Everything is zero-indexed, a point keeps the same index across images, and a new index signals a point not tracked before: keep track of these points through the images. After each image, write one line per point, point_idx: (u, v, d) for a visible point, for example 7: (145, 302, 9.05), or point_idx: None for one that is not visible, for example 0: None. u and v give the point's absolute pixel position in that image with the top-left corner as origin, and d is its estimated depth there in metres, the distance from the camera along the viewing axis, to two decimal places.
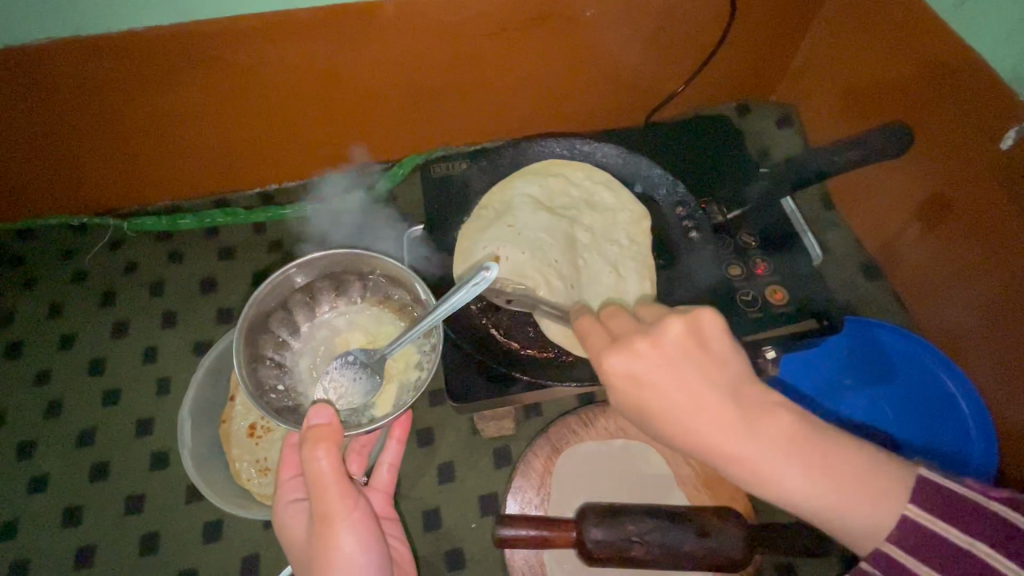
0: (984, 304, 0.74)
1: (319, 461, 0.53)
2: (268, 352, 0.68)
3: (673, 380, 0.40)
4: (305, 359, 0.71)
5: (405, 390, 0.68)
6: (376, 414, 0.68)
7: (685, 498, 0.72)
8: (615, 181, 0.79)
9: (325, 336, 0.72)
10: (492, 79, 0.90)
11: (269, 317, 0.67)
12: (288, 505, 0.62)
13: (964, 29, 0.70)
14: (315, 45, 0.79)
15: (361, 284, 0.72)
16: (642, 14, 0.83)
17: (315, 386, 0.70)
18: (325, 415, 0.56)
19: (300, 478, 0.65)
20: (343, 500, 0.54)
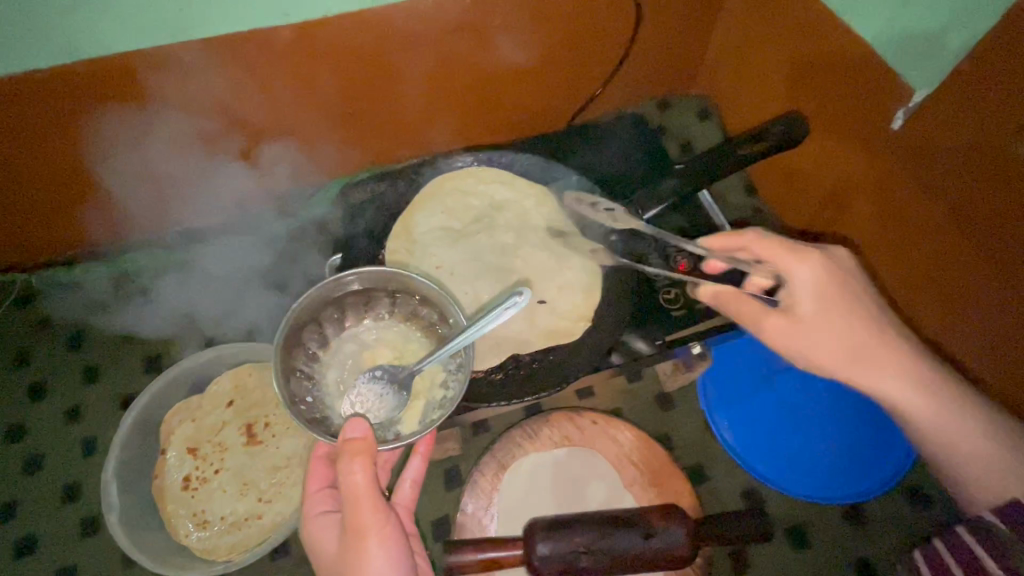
0: (904, 277, 0.77)
1: (356, 474, 0.52)
2: (298, 364, 0.62)
3: (836, 299, 0.53)
4: (332, 373, 0.66)
5: (432, 407, 0.63)
6: (402, 431, 0.63)
7: (633, 499, 0.73)
8: (509, 176, 0.76)
9: (352, 351, 0.67)
10: (407, 93, 0.88)
11: (303, 328, 0.62)
12: (317, 517, 0.59)
13: (850, 17, 0.73)
14: (219, 74, 0.75)
15: (390, 298, 0.66)
16: (549, 19, 0.83)
17: (340, 402, 0.64)
18: (360, 429, 0.54)
19: (326, 491, 0.62)
20: (375, 514, 0.52)
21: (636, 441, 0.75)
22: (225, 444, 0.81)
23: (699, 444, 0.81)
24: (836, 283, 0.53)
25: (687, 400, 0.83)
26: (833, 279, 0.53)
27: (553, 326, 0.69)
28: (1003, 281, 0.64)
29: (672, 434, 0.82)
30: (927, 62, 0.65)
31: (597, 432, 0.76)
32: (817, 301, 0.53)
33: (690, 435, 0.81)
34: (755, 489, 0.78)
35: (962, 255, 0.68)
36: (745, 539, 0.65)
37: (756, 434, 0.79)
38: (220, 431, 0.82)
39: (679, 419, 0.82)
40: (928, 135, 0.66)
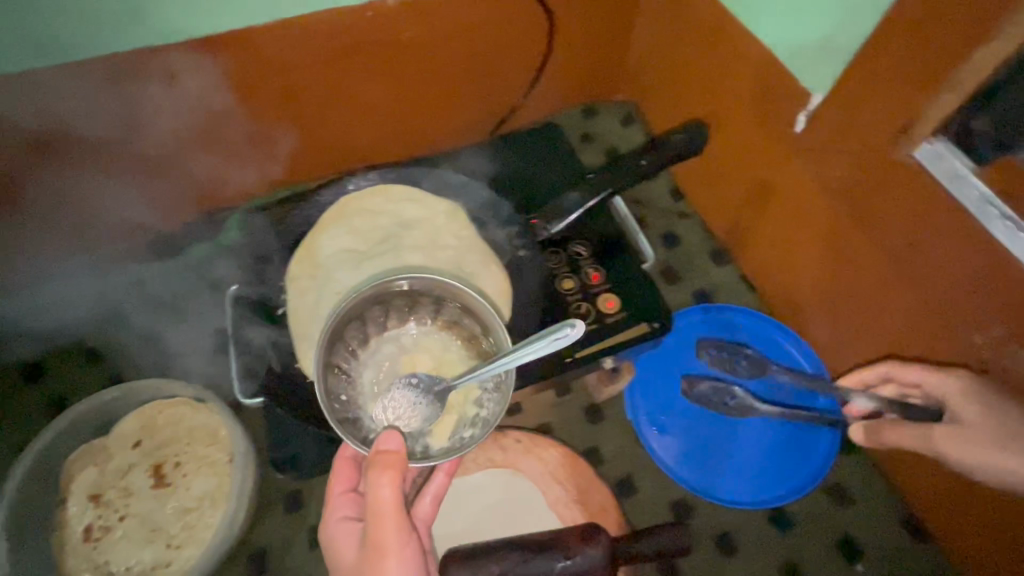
0: (821, 282, 0.77)
1: (382, 489, 0.50)
2: (337, 360, 0.60)
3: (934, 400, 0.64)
4: (369, 373, 0.64)
5: (463, 425, 0.60)
6: (430, 444, 0.60)
7: (558, 518, 0.71)
8: (418, 192, 0.74)
9: (392, 354, 0.65)
10: (318, 110, 0.85)
11: (347, 326, 0.60)
12: (338, 523, 0.58)
13: (751, 22, 0.73)
14: (109, 97, 0.71)
15: (434, 306, 0.63)
16: (460, 29, 0.82)
17: (374, 405, 0.62)
18: (395, 441, 0.52)
19: (350, 494, 0.60)
20: (399, 533, 0.51)
21: (561, 458, 0.74)
22: (130, 488, 0.76)
23: (628, 455, 0.80)
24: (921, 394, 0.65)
25: (616, 411, 0.82)
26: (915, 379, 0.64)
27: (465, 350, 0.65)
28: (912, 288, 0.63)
29: (602, 447, 0.80)
30: (822, 66, 0.66)
31: (522, 451, 0.74)
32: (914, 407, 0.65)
33: (620, 447, 0.80)
34: (683, 498, 0.77)
35: (869, 258, 0.67)
36: (664, 553, 0.64)
37: (683, 441, 0.79)
38: (125, 475, 0.77)
39: (607, 431, 0.81)
40: (823, 139, 0.66)
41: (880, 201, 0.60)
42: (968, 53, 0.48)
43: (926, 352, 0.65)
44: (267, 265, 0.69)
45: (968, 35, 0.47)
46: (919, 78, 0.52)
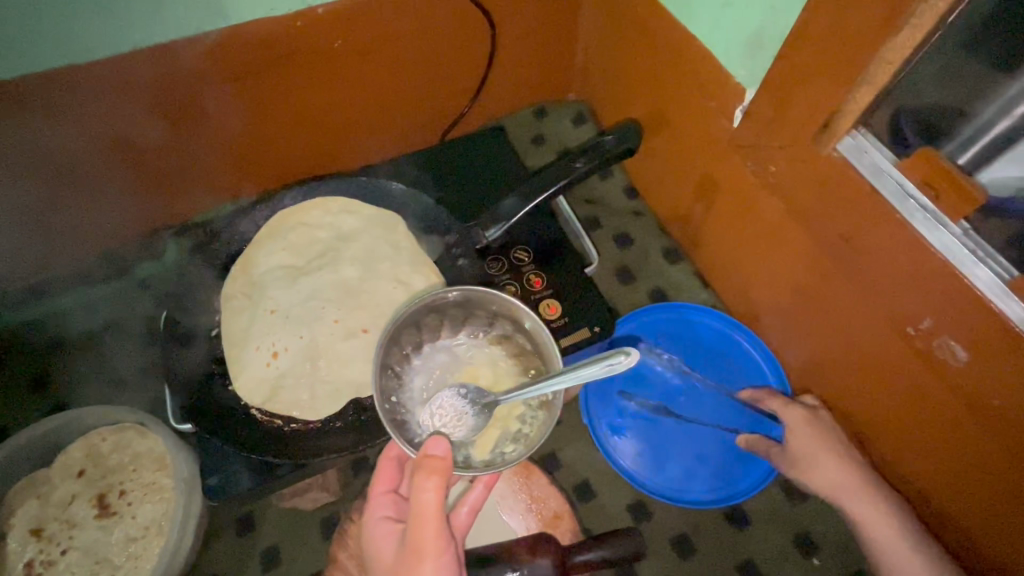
0: (770, 280, 0.77)
1: (426, 493, 0.48)
2: (392, 362, 0.58)
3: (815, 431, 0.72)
4: (419, 379, 0.62)
5: (505, 440, 0.58)
6: (472, 455, 0.58)
7: (512, 529, 0.70)
8: (357, 204, 0.72)
9: (445, 362, 0.63)
10: (256, 122, 0.83)
11: (405, 329, 0.58)
12: (379, 523, 0.57)
13: (686, 18, 0.73)
14: (24, 122, 0.69)
15: (486, 318, 0.61)
16: (397, 36, 0.80)
17: (421, 410, 0.60)
18: (441, 446, 0.49)
19: (390, 495, 0.59)
20: (437, 540, 0.49)
21: (515, 466, 0.73)
22: (73, 520, 0.74)
23: (585, 460, 0.79)
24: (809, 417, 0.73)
25: (572, 415, 0.82)
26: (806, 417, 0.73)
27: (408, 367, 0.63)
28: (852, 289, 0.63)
29: (558, 452, 0.79)
30: (754, 60, 0.66)
31: None
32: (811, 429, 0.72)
33: (576, 451, 0.79)
34: (641, 501, 0.77)
35: (817, 259, 0.66)
36: (616, 560, 0.64)
37: (643, 444, 0.78)
38: (68, 505, 0.75)
39: (564, 435, 0.80)
40: (757, 134, 0.66)
41: (814, 197, 0.60)
42: (883, 43, 0.48)
43: (866, 352, 0.66)
44: (200, 284, 0.67)
45: (882, 26, 0.47)
46: (839, 69, 0.52)
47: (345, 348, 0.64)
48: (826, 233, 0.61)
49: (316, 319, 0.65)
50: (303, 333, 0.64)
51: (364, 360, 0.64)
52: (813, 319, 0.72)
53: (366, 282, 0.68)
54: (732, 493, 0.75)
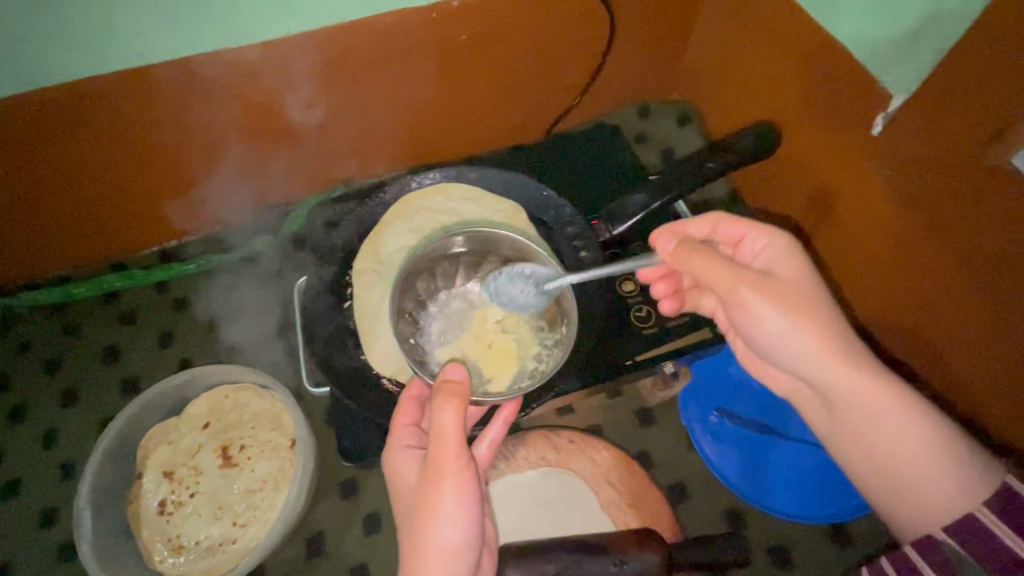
0: (879, 296, 0.75)
1: (447, 414, 0.49)
2: (408, 306, 0.66)
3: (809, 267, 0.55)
4: (436, 325, 0.68)
5: (522, 375, 0.64)
6: (489, 391, 0.63)
7: (610, 522, 0.71)
8: (479, 191, 0.75)
9: (460, 308, 0.68)
10: (378, 109, 0.87)
11: (418, 275, 0.66)
12: (400, 451, 0.55)
13: (825, 21, 0.71)
14: (179, 94, 0.74)
15: (500, 264, 0.69)
16: (520, 28, 0.82)
17: (438, 352, 0.65)
18: (458, 374, 0.52)
19: (414, 427, 0.57)
20: (457, 458, 0.49)
21: (613, 460, 0.74)
22: (200, 467, 0.80)
23: (681, 462, 0.79)
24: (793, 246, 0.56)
25: (668, 416, 0.82)
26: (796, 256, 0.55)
27: (525, 348, 0.66)
28: (979, 313, 0.61)
29: (653, 451, 0.80)
30: (903, 66, 0.63)
31: (573, 451, 0.74)
32: (804, 266, 0.55)
33: (671, 452, 0.79)
34: (736, 508, 0.76)
35: (940, 277, 0.64)
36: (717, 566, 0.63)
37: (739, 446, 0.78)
38: (195, 454, 0.81)
39: (659, 435, 0.81)
40: (908, 140, 0.63)
41: (966, 200, 0.58)
42: None
43: (988, 383, 0.63)
44: (333, 259, 0.71)
45: None
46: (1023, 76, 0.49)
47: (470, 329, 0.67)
48: (966, 248, 0.60)
49: (443, 299, 0.69)
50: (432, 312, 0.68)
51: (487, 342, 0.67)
52: (921, 337, 0.70)
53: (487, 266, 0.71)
54: (829, 511, 0.73)
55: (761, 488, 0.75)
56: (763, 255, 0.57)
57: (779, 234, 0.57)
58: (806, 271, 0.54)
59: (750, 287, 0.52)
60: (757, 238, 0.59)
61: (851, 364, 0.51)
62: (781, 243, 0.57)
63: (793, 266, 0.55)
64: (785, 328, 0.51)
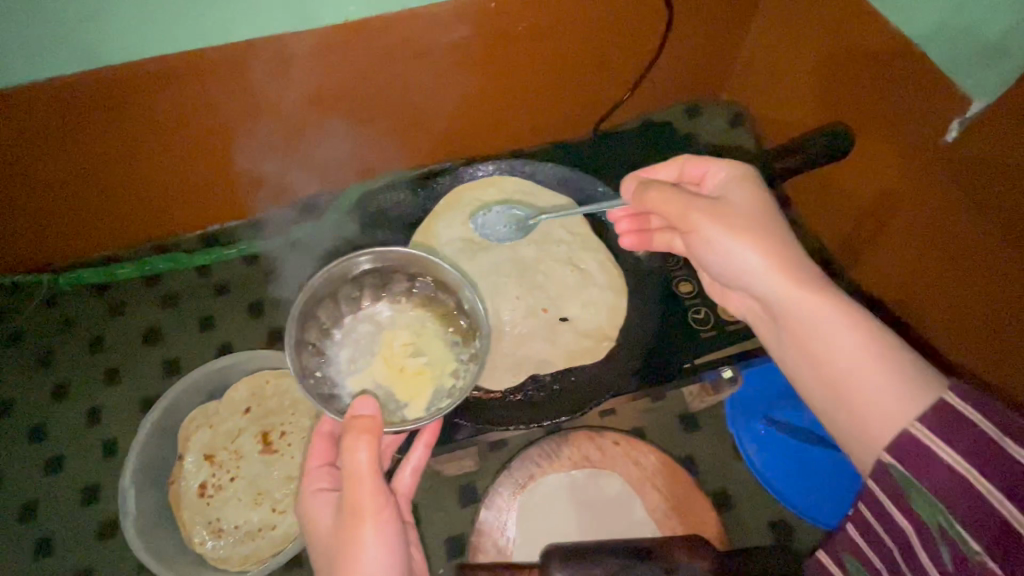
0: (942, 305, 0.73)
1: (359, 453, 0.49)
2: (311, 337, 0.60)
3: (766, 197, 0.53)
4: (343, 352, 0.63)
5: (440, 396, 0.60)
6: (407, 415, 0.60)
7: (656, 527, 0.69)
8: (533, 186, 0.74)
9: (368, 332, 0.64)
10: (429, 101, 0.86)
11: (320, 303, 0.61)
12: (313, 495, 0.56)
13: (900, 22, 0.68)
14: (236, 79, 0.74)
15: (407, 282, 0.65)
16: (578, 23, 0.81)
17: (346, 383, 0.61)
18: (370, 407, 0.51)
19: (327, 467, 0.58)
20: (375, 496, 0.49)
21: (659, 464, 0.72)
22: (241, 451, 0.80)
23: (725, 469, 0.78)
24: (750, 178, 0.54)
25: (713, 422, 0.80)
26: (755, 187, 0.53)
27: (579, 345, 0.65)
28: None
29: (697, 457, 0.78)
30: (985, 71, 0.61)
31: (619, 453, 0.73)
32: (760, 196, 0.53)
33: (716, 458, 0.78)
34: (783, 519, 0.75)
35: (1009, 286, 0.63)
36: None
37: (787, 454, 0.76)
38: (236, 438, 0.81)
39: (704, 441, 0.79)
40: (990, 147, 0.62)
41: None
42: None
43: None
44: (386, 249, 0.71)
45: None
46: None
47: (524, 325, 0.67)
48: None
49: (497, 294, 0.68)
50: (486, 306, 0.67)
51: (540, 338, 0.66)
52: (990, 346, 0.68)
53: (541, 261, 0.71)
54: None
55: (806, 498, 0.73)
56: (719, 185, 0.55)
57: (736, 165, 0.55)
58: (761, 201, 0.52)
59: (704, 214, 0.51)
60: (717, 171, 0.57)
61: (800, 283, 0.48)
62: (739, 176, 0.55)
63: (744, 193, 0.53)
64: (723, 246, 0.51)
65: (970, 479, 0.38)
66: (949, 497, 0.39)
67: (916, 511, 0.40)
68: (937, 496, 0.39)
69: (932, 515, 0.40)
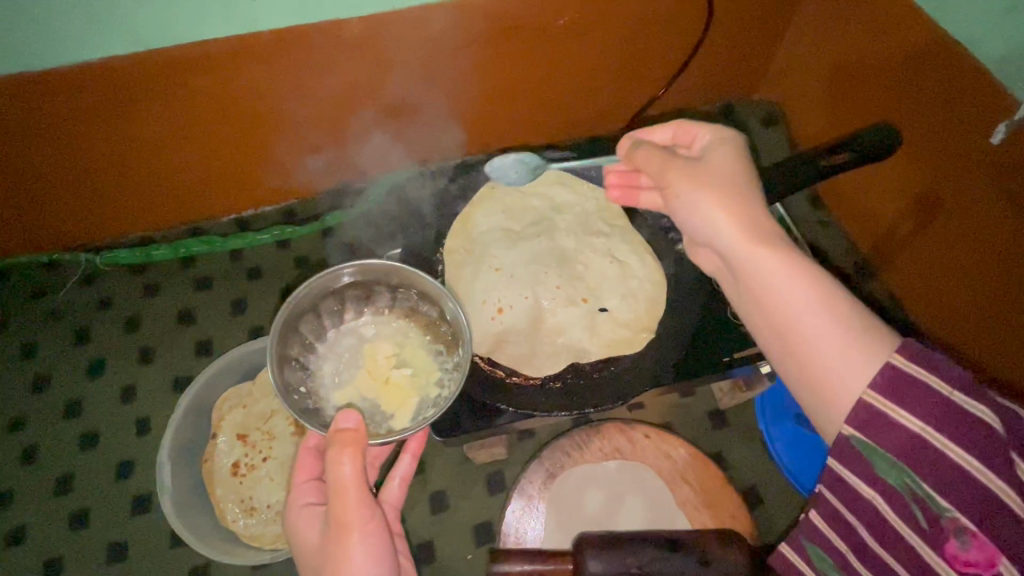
0: (973, 308, 0.74)
1: (344, 466, 0.49)
2: (293, 353, 0.59)
3: (742, 156, 0.52)
4: (326, 366, 0.62)
5: (425, 406, 0.60)
6: (393, 426, 0.60)
7: (686, 520, 0.70)
8: (570, 177, 0.76)
9: (351, 345, 0.63)
10: (467, 92, 0.87)
11: (300, 320, 0.59)
12: (301, 509, 0.56)
13: (950, 23, 0.68)
14: (282, 66, 0.74)
15: (390, 295, 0.63)
16: (621, 17, 0.81)
17: (331, 397, 0.60)
18: (353, 420, 0.51)
19: (314, 482, 0.59)
20: (360, 509, 0.49)
21: (690, 458, 0.72)
22: (273, 432, 0.81)
23: (753, 466, 0.78)
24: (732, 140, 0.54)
25: (743, 419, 0.81)
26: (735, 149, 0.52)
27: (618, 335, 0.66)
28: None
29: (726, 453, 0.79)
30: None
31: (650, 446, 0.73)
32: (738, 155, 0.52)
33: (745, 455, 0.79)
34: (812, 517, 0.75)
35: None
36: None
37: (815, 454, 0.76)
38: (268, 419, 0.82)
39: (733, 437, 0.80)
40: None
41: None
42: None
43: None
44: (426, 235, 0.71)
45: None
46: None
47: (563, 314, 0.67)
48: None
49: (538, 284, 0.68)
50: (527, 295, 0.68)
51: (579, 328, 0.67)
52: (1019, 350, 0.69)
53: (580, 252, 0.71)
54: None
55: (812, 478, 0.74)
56: (706, 145, 0.54)
57: (728, 131, 0.54)
58: (737, 159, 0.51)
59: (680, 173, 0.51)
60: (706, 132, 0.55)
61: (765, 242, 0.47)
62: (725, 139, 0.53)
63: (722, 154, 0.52)
64: (693, 203, 0.50)
65: (926, 438, 0.39)
66: (904, 453, 0.40)
67: (884, 476, 0.41)
68: (903, 457, 0.40)
69: (899, 477, 0.40)
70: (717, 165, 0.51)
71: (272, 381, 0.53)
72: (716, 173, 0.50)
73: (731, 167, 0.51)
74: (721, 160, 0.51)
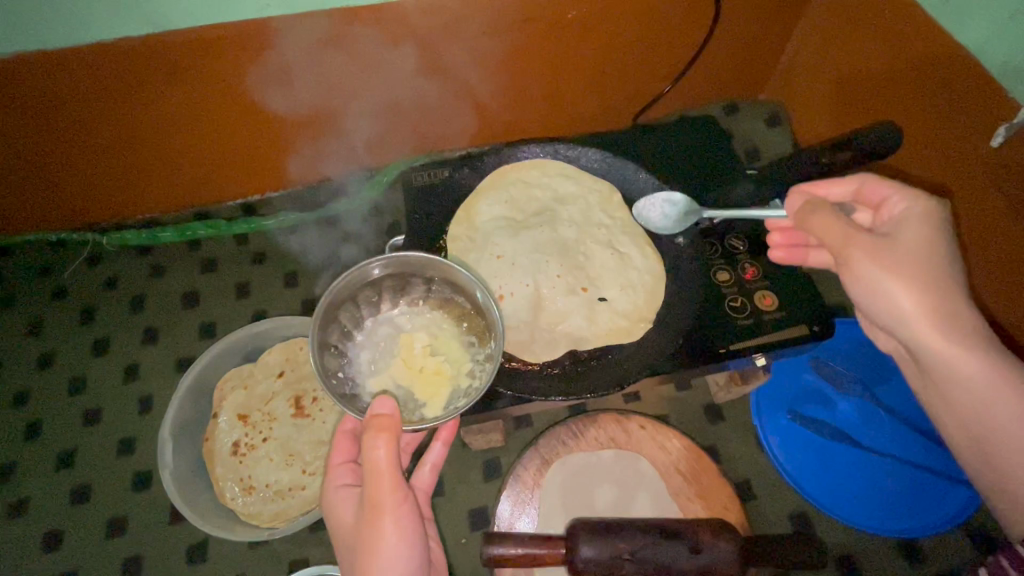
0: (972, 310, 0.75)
1: (378, 451, 0.50)
2: (332, 340, 0.60)
3: (933, 229, 0.51)
4: (363, 354, 0.63)
5: (457, 395, 0.60)
6: (425, 414, 0.60)
7: (678, 510, 0.71)
8: (573, 169, 0.77)
9: (388, 335, 0.64)
10: (475, 84, 0.88)
11: (341, 308, 0.60)
12: (336, 490, 0.57)
13: (953, 26, 0.68)
14: (294, 52, 0.76)
15: (425, 286, 0.63)
16: (629, 13, 0.81)
17: (368, 384, 0.61)
18: (388, 406, 0.51)
19: (350, 464, 0.60)
20: (394, 492, 0.51)
21: (684, 450, 0.73)
22: (274, 414, 0.82)
23: (747, 460, 0.79)
24: (924, 212, 0.53)
25: (737, 414, 0.82)
26: (931, 224, 0.51)
27: (615, 325, 0.67)
28: None
29: (720, 447, 0.80)
30: None
31: (645, 437, 0.74)
32: (931, 232, 0.51)
33: (738, 450, 0.79)
34: (803, 513, 0.76)
35: None
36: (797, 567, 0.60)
37: (810, 451, 0.77)
38: (269, 401, 0.83)
39: (727, 432, 0.81)
40: None
41: None
42: None
43: None
44: (430, 222, 0.72)
45: None
46: None
47: (562, 302, 0.68)
48: None
49: (539, 271, 0.69)
50: (528, 282, 0.69)
51: (579, 317, 0.68)
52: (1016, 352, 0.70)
53: (581, 243, 0.72)
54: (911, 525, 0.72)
55: (826, 490, 0.74)
56: (898, 216, 0.54)
57: (923, 197, 0.53)
58: (934, 238, 0.50)
59: (867, 248, 0.50)
60: (897, 203, 0.55)
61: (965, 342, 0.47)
62: (917, 211, 0.53)
63: (914, 232, 0.51)
64: (883, 289, 0.49)
65: None
66: None
67: None
68: None
69: None
70: (910, 243, 0.50)
71: (313, 364, 0.54)
72: (915, 254, 0.49)
73: (923, 247, 0.49)
74: (915, 238, 0.50)
